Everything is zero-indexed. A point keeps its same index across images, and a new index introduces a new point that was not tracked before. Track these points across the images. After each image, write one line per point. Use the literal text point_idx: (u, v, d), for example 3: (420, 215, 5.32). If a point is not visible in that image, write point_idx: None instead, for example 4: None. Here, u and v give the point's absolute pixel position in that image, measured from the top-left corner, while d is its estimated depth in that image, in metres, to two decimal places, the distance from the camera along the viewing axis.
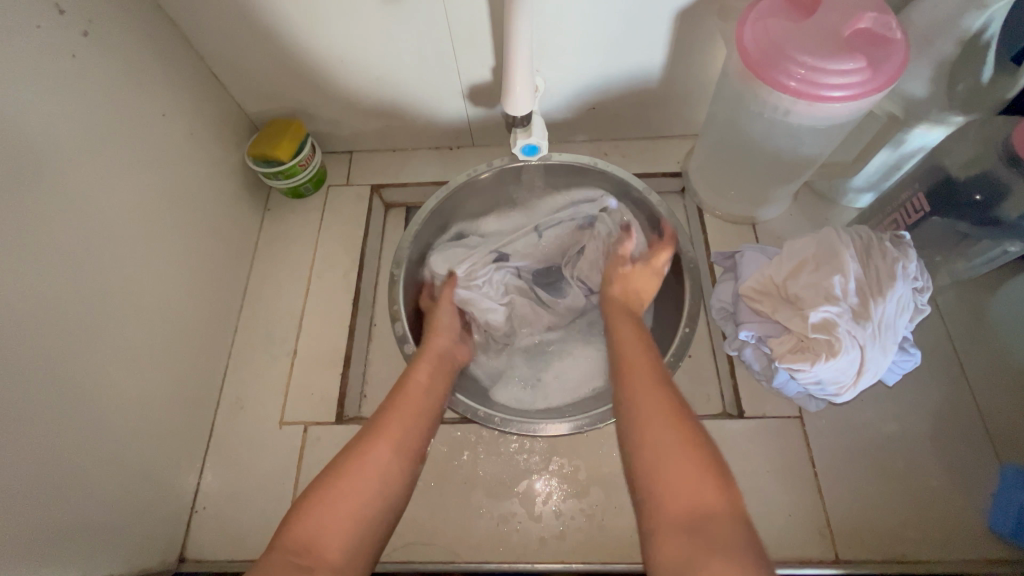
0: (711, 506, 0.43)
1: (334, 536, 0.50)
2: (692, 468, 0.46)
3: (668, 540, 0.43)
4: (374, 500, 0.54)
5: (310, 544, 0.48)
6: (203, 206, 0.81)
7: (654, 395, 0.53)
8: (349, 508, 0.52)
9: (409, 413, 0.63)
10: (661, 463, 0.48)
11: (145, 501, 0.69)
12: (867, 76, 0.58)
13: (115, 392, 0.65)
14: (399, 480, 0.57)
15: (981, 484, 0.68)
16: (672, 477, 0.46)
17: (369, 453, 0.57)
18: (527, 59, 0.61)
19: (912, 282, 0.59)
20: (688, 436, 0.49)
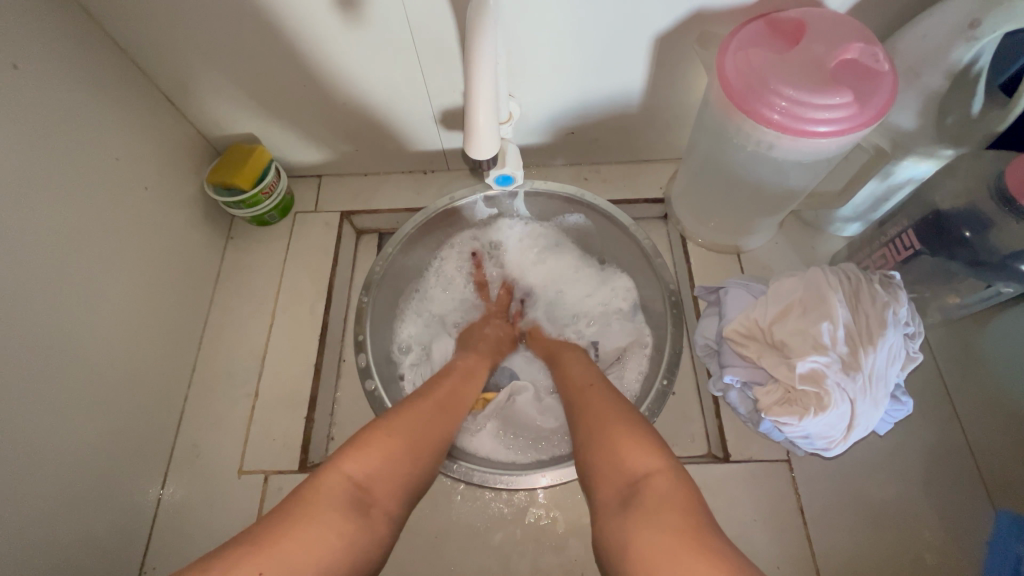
0: (649, 476, 0.48)
1: (385, 482, 0.51)
2: (626, 447, 0.51)
3: (608, 511, 0.48)
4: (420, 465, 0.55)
5: (370, 484, 0.50)
6: (159, 239, 0.76)
7: (602, 396, 0.61)
8: (405, 458, 0.53)
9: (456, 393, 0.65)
10: (607, 442, 0.53)
11: (89, 567, 0.63)
12: (855, 110, 0.55)
13: (56, 450, 0.60)
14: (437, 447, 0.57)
15: (976, 531, 0.65)
16: (610, 451, 0.52)
17: (411, 421, 0.57)
18: (489, 92, 0.57)
19: (903, 328, 0.56)
20: (627, 422, 0.54)
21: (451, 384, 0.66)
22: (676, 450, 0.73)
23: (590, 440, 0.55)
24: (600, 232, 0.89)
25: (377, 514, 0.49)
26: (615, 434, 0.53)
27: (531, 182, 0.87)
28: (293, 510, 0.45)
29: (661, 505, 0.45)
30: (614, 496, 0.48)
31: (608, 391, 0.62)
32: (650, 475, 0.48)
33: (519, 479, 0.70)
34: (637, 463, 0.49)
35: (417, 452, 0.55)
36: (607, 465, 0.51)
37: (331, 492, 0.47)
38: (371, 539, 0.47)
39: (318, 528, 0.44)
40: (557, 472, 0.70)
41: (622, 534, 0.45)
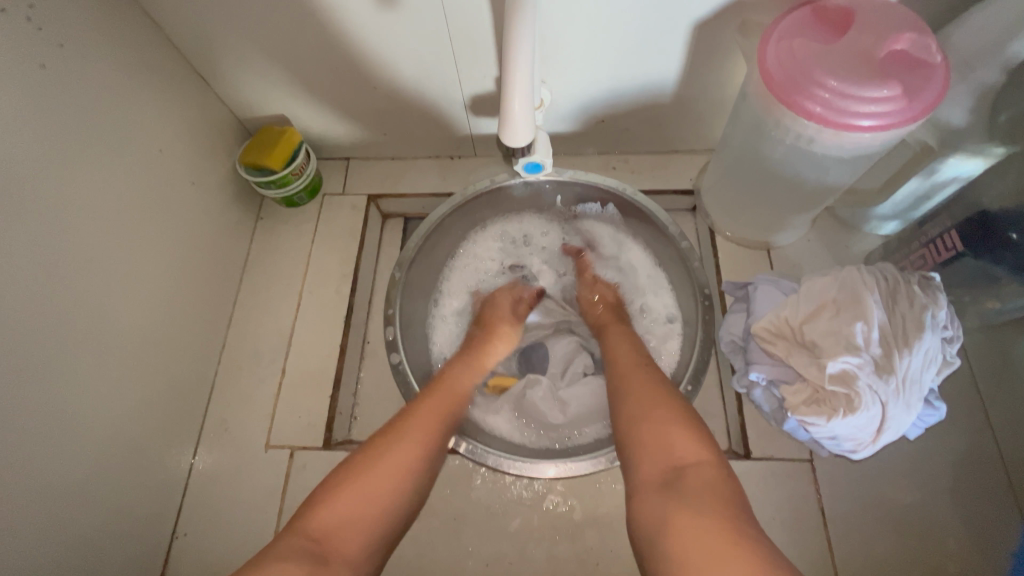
0: (692, 466, 0.50)
1: (345, 541, 0.50)
2: (673, 436, 0.53)
3: (646, 496, 0.50)
4: (391, 500, 0.54)
5: (329, 535, 0.50)
6: (190, 219, 0.78)
7: (643, 385, 0.60)
8: (370, 498, 0.53)
9: (435, 422, 0.63)
10: (655, 428, 0.54)
11: (123, 530, 0.66)
12: (902, 104, 0.53)
13: (89, 420, 0.62)
14: (411, 489, 0.56)
15: (1002, 542, 0.63)
16: (654, 430, 0.54)
17: (378, 463, 0.56)
18: (525, 78, 0.57)
19: (941, 332, 0.55)
20: (676, 413, 0.55)
21: (433, 407, 0.64)
22: None
23: (638, 423, 0.55)
24: (631, 222, 0.88)
25: (338, 568, 0.48)
26: (660, 418, 0.55)
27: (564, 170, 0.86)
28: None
29: (697, 488, 0.48)
30: (653, 481, 0.50)
31: (655, 374, 0.62)
32: (694, 466, 0.50)
33: (532, 465, 0.70)
34: (679, 447, 0.52)
35: (376, 505, 0.53)
36: (649, 445, 0.53)
37: (290, 555, 0.47)
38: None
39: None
40: (565, 465, 0.69)
41: (660, 521, 0.47)
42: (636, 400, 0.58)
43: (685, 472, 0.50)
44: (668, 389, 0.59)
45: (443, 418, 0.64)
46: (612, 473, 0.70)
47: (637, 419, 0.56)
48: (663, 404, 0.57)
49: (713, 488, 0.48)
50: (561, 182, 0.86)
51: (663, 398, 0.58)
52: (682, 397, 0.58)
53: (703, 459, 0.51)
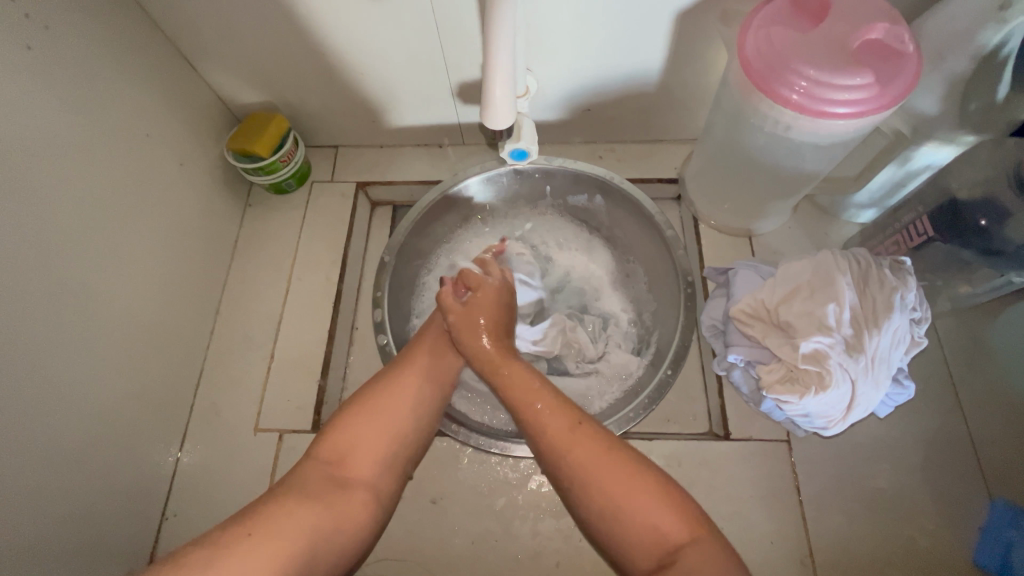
0: (685, 547, 0.45)
1: (364, 466, 0.54)
2: (650, 507, 0.47)
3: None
4: (404, 431, 0.58)
5: (345, 460, 0.54)
6: (178, 204, 0.78)
7: (583, 440, 0.52)
8: (380, 429, 0.56)
9: (431, 364, 0.66)
10: (626, 503, 0.48)
11: (113, 510, 0.67)
12: (875, 92, 0.55)
13: (79, 402, 0.63)
14: (419, 417, 0.60)
15: (969, 516, 0.66)
16: (625, 507, 0.48)
17: (385, 398, 0.59)
18: (507, 65, 0.57)
19: (909, 313, 0.57)
20: (648, 481, 0.49)
21: (424, 350, 0.67)
22: (678, 426, 0.75)
23: (611, 508, 0.48)
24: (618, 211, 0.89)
25: (359, 493, 0.52)
26: (619, 492, 0.48)
27: (553, 159, 0.87)
28: (264, 506, 0.48)
29: (700, 570, 0.43)
30: (649, 567, 0.45)
31: (590, 423, 0.55)
32: (688, 545, 0.45)
33: (513, 445, 0.71)
34: (664, 524, 0.46)
35: (391, 434, 0.57)
36: (632, 530, 0.47)
37: (312, 482, 0.51)
38: (363, 512, 0.51)
39: (290, 509, 0.47)
40: None
41: None
42: (585, 468, 0.50)
43: (680, 550, 0.45)
44: (619, 445, 0.52)
45: (445, 356, 0.68)
46: None
47: (598, 497, 0.49)
48: (624, 477, 0.49)
49: (714, 566, 0.43)
50: (548, 170, 0.86)
51: (615, 463, 0.50)
52: (634, 449, 0.52)
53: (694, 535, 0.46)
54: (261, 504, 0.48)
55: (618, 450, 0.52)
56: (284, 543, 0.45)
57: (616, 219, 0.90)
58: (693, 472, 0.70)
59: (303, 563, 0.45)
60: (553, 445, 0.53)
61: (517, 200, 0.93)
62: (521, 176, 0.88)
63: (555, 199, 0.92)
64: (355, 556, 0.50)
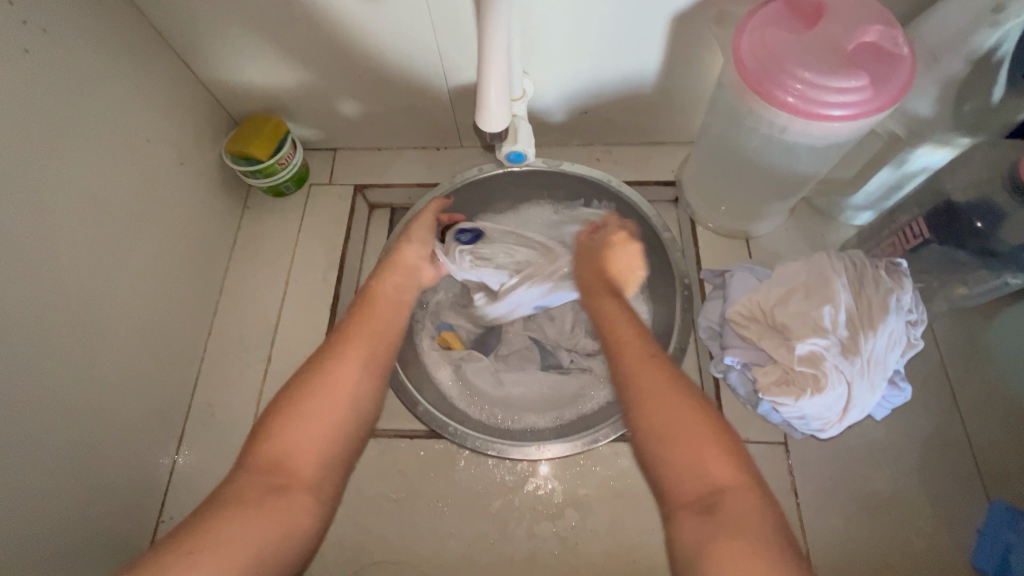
0: (730, 491, 0.48)
1: (303, 466, 0.53)
2: (706, 452, 0.50)
3: (685, 523, 0.47)
4: (338, 427, 0.56)
5: (282, 462, 0.52)
6: (176, 206, 0.78)
7: (660, 382, 0.55)
8: (317, 426, 0.55)
9: (368, 343, 0.63)
10: (680, 437, 0.51)
11: (109, 513, 0.67)
12: (869, 94, 0.55)
13: (76, 403, 0.63)
14: (363, 406, 0.58)
15: (967, 519, 0.66)
16: (676, 439, 0.51)
17: (316, 393, 0.56)
18: (501, 69, 0.58)
19: (905, 315, 0.56)
20: (709, 425, 0.52)
21: (365, 323, 0.65)
22: None
23: (666, 448, 0.51)
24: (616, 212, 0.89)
25: (301, 497, 0.51)
26: (693, 434, 0.51)
27: (552, 161, 0.86)
28: (201, 523, 0.47)
29: (739, 513, 0.46)
30: (689, 503, 0.48)
31: (667, 366, 0.57)
32: (732, 489, 0.48)
33: (511, 447, 0.71)
34: (714, 465, 0.49)
35: (325, 425, 0.55)
36: (681, 465, 0.50)
37: (249, 489, 0.50)
38: (304, 513, 0.51)
39: (232, 523, 0.47)
40: (561, 446, 0.70)
41: (699, 542, 0.45)
42: (653, 400, 0.54)
43: (722, 496, 0.48)
44: (693, 390, 0.55)
45: (381, 338, 0.65)
46: (591, 455, 0.72)
47: (660, 432, 0.52)
48: (692, 417, 0.52)
49: (754, 515, 0.46)
50: (548, 172, 0.86)
51: (689, 404, 0.53)
52: (705, 398, 0.55)
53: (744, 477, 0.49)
54: (194, 520, 0.47)
55: (688, 395, 0.54)
56: (221, 557, 0.45)
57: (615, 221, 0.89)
58: None
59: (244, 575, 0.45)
60: (636, 364, 0.58)
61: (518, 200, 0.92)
62: (523, 178, 0.88)
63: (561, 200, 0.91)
64: (307, 548, 0.51)
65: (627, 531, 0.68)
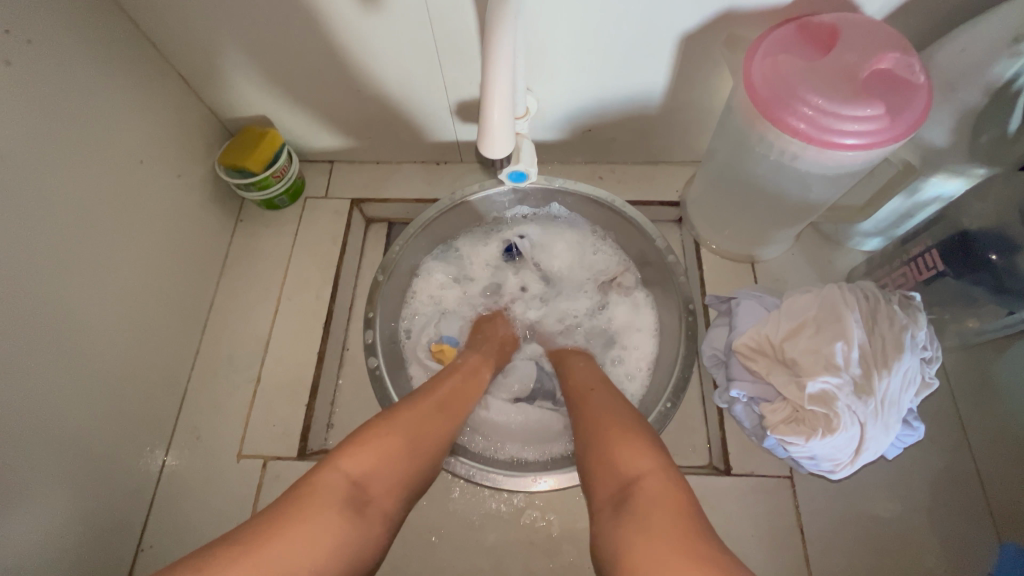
0: (644, 480, 0.47)
1: (383, 484, 0.50)
2: (623, 449, 0.50)
3: (604, 520, 0.46)
4: (421, 456, 0.54)
5: (369, 479, 0.50)
6: (166, 220, 0.76)
7: (598, 404, 0.58)
8: (404, 444, 0.53)
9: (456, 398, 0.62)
10: (603, 444, 0.52)
11: (86, 542, 0.64)
12: (885, 124, 0.53)
13: (54, 428, 0.60)
14: (432, 451, 0.56)
15: (979, 562, 0.63)
16: (599, 448, 0.52)
17: (405, 418, 0.56)
18: (505, 88, 0.55)
19: (920, 352, 0.54)
20: (627, 429, 0.53)
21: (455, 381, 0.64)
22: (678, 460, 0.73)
23: (595, 454, 0.52)
24: (619, 233, 0.87)
25: (373, 513, 0.48)
26: (613, 437, 0.52)
27: (556, 179, 0.85)
28: (264, 520, 0.44)
29: (650, 498, 0.45)
30: (608, 500, 0.47)
31: (610, 394, 0.60)
32: (644, 478, 0.47)
33: (508, 477, 0.68)
34: (631, 461, 0.49)
35: (412, 453, 0.53)
36: (602, 467, 0.50)
37: (330, 494, 0.47)
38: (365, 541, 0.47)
39: (312, 526, 0.44)
40: (556, 477, 0.68)
41: (615, 542, 0.44)
42: (590, 420, 0.56)
43: (636, 487, 0.46)
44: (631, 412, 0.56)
45: (466, 397, 0.64)
46: None
47: (592, 443, 0.53)
48: (620, 426, 0.53)
49: (670, 500, 0.45)
50: (549, 189, 0.85)
51: (620, 418, 0.55)
52: (639, 412, 0.56)
53: (664, 467, 0.48)
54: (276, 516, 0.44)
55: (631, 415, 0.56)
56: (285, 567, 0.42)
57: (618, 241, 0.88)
58: None
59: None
60: (594, 403, 0.59)
61: (519, 217, 0.91)
62: (524, 196, 0.87)
63: (566, 218, 0.90)
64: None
65: None
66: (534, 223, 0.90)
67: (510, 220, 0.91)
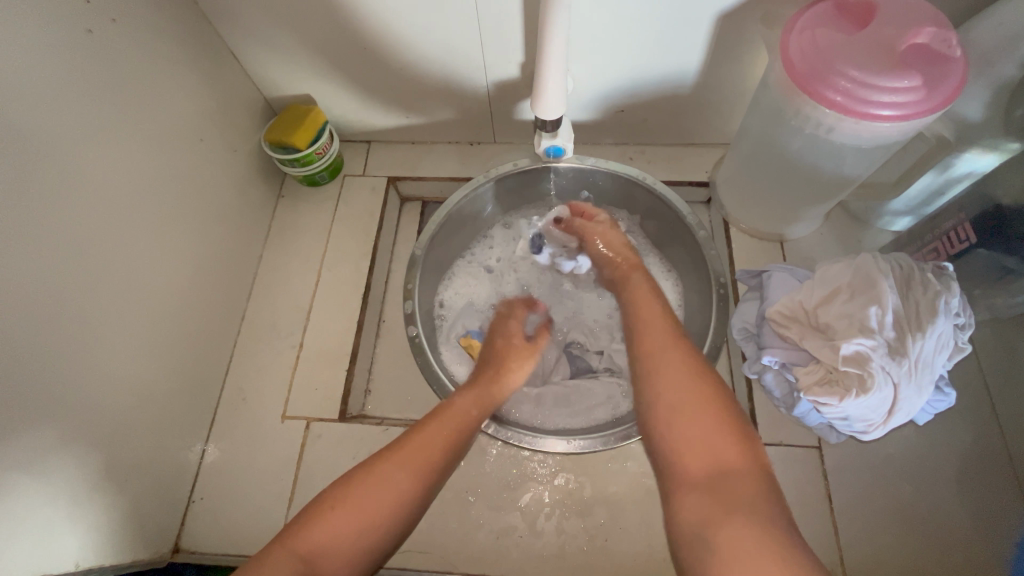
0: (735, 472, 0.48)
1: (334, 556, 0.49)
2: (718, 437, 0.50)
3: (687, 498, 0.48)
4: (384, 518, 0.53)
5: (319, 550, 0.49)
6: (215, 191, 0.80)
7: (673, 367, 0.56)
8: (362, 508, 0.52)
9: (438, 441, 0.60)
10: (688, 416, 0.52)
11: (144, 489, 0.68)
12: (921, 95, 0.54)
13: (114, 381, 0.63)
14: (408, 499, 0.55)
15: (1005, 533, 0.64)
16: (685, 419, 0.52)
17: (374, 476, 0.54)
18: (560, 60, 0.60)
19: (954, 317, 0.56)
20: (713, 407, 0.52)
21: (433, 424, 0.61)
22: None
23: (678, 431, 0.52)
24: (651, 212, 0.89)
25: None
26: (705, 417, 0.52)
27: (592, 159, 0.87)
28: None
29: (737, 496, 0.47)
30: (694, 481, 0.49)
31: (689, 353, 0.58)
32: (738, 471, 0.48)
33: (540, 439, 0.71)
34: (725, 451, 0.50)
35: (375, 513, 0.52)
36: (689, 443, 0.51)
37: (275, 563, 0.47)
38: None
39: None
40: (590, 441, 0.71)
41: (702, 528, 0.46)
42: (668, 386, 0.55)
43: (728, 474, 0.48)
44: (711, 378, 0.55)
45: (452, 446, 0.61)
46: (620, 453, 0.71)
47: (673, 415, 0.53)
48: (704, 400, 0.53)
49: (758, 496, 0.47)
50: (581, 169, 0.87)
51: (704, 390, 0.54)
52: (722, 386, 0.55)
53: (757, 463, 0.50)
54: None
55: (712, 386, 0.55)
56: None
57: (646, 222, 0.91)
58: None
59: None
60: (664, 364, 0.57)
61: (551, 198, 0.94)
62: (556, 176, 0.89)
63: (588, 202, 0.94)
64: None
65: (658, 530, 0.67)
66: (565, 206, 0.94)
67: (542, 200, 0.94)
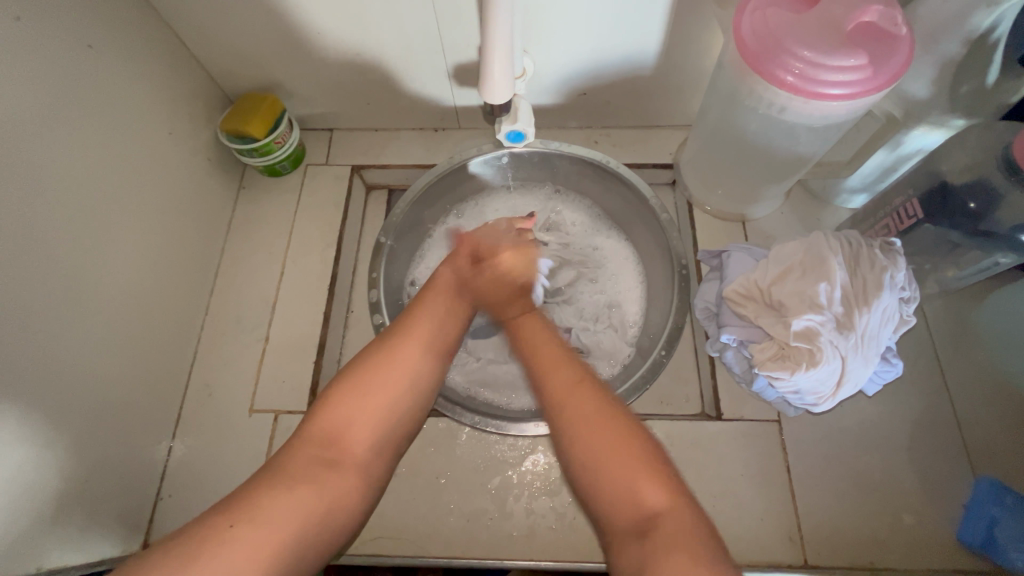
0: (663, 516, 0.44)
1: (359, 437, 0.53)
2: (640, 477, 0.47)
3: (622, 548, 0.44)
4: (403, 393, 0.57)
5: (339, 437, 0.53)
6: (172, 183, 0.77)
7: (585, 416, 0.51)
8: (382, 386, 0.56)
9: (437, 316, 0.64)
10: (606, 475, 0.48)
11: (110, 488, 0.67)
12: (869, 73, 0.55)
13: (75, 381, 0.62)
14: (424, 376, 0.59)
15: (953, 494, 0.67)
16: (621, 485, 0.47)
17: (385, 363, 0.57)
18: (503, 46, 0.60)
19: (898, 292, 0.59)
20: (638, 455, 0.48)
21: (427, 314, 0.64)
22: (671, 408, 0.75)
23: (601, 475, 0.48)
24: (615, 195, 0.89)
25: (350, 472, 0.51)
26: (617, 462, 0.48)
27: (555, 143, 0.86)
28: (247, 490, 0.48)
29: (676, 541, 0.42)
30: (628, 530, 0.45)
31: (593, 389, 0.54)
32: (666, 516, 0.44)
33: (510, 424, 0.72)
34: (650, 494, 0.46)
35: (392, 393, 0.56)
36: (614, 490, 0.47)
37: (302, 461, 0.51)
38: (348, 495, 0.50)
39: (274, 499, 0.47)
40: None
41: (639, 570, 0.42)
42: (580, 428, 0.51)
43: (658, 521, 0.44)
44: (616, 411, 0.52)
45: (450, 321, 0.65)
46: None
47: (590, 462, 0.49)
48: (617, 440, 0.49)
49: (691, 541, 0.42)
50: (545, 153, 0.86)
51: (609, 429, 0.50)
52: (643, 429, 0.51)
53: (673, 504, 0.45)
54: (226, 503, 0.47)
55: (617, 418, 0.51)
56: (262, 541, 0.44)
57: (612, 206, 0.91)
58: (685, 452, 0.71)
59: (285, 556, 0.45)
60: (559, 384, 0.55)
61: (516, 184, 0.94)
62: (520, 160, 0.89)
63: (553, 186, 0.94)
64: (342, 542, 0.50)
65: None
66: (533, 192, 0.94)
67: (506, 185, 0.94)
